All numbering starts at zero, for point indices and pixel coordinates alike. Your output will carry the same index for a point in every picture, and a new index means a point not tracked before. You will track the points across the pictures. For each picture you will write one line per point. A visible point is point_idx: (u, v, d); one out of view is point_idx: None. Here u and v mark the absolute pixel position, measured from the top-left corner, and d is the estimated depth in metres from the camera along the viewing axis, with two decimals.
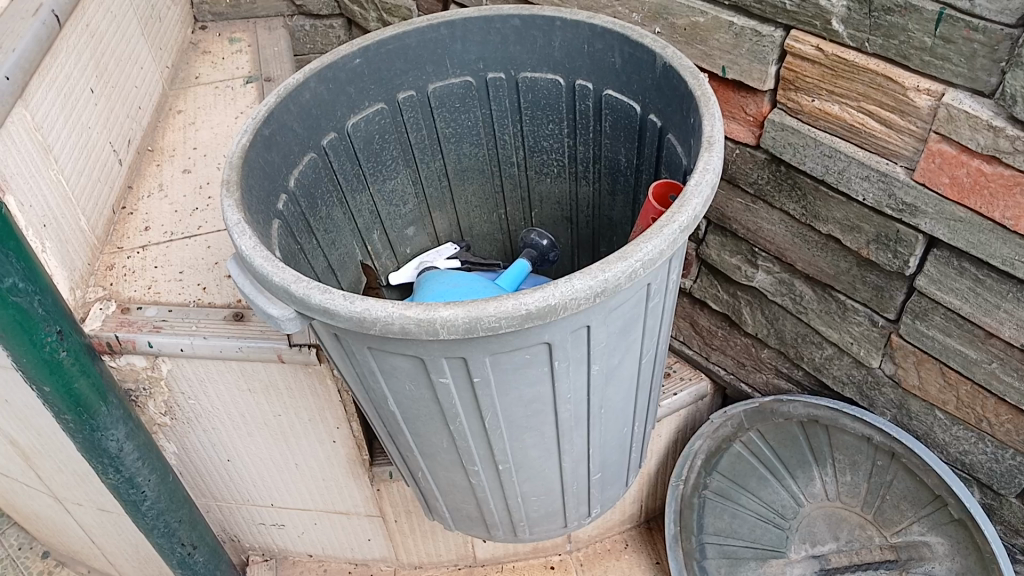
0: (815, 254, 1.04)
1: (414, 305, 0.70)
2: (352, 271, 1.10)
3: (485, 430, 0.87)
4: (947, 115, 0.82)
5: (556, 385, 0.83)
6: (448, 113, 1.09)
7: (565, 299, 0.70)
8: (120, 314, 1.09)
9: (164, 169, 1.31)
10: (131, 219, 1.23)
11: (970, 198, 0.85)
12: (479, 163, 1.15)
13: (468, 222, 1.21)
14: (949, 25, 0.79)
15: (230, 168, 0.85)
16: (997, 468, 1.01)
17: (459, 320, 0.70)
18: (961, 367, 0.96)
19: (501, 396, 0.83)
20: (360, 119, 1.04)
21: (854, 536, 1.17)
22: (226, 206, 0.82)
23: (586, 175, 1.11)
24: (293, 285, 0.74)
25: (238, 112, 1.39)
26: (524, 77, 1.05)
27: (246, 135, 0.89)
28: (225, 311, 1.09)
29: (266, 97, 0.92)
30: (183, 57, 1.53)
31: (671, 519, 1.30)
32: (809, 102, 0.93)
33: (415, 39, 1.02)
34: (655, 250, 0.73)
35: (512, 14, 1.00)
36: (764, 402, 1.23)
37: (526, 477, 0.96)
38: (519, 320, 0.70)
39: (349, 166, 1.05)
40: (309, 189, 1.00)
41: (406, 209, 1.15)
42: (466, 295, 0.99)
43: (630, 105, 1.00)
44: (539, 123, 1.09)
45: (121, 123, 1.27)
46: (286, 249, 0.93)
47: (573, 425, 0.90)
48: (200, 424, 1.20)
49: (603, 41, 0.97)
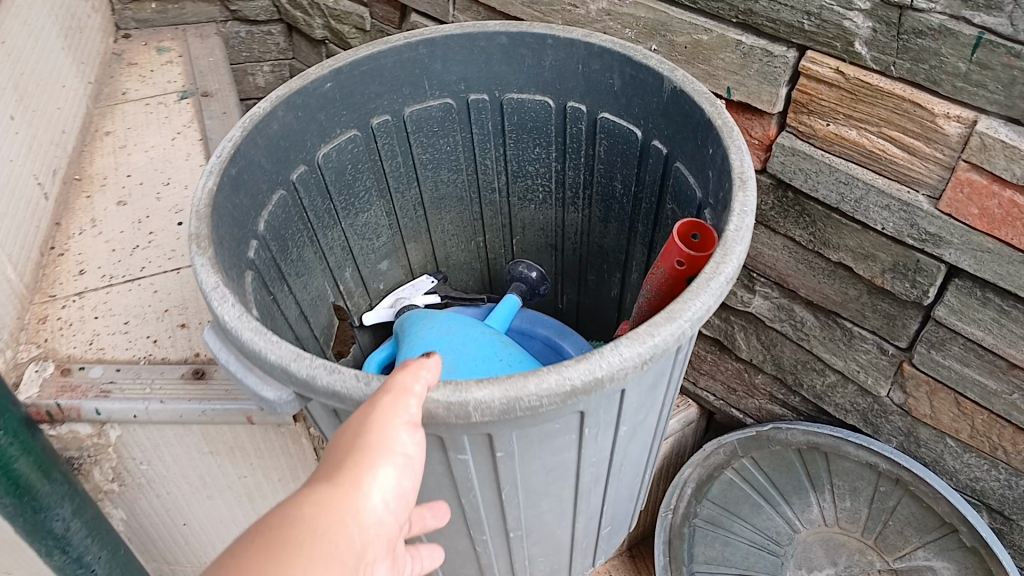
0: (821, 280, 0.99)
1: (442, 386, 0.61)
2: (324, 315, 1.00)
3: (501, 501, 0.79)
4: (980, 143, 0.78)
5: (583, 451, 0.76)
6: (425, 138, 1.00)
7: (612, 371, 0.62)
8: (59, 376, 0.96)
9: (96, 202, 1.17)
10: (62, 262, 1.09)
11: (1001, 229, 0.81)
12: (458, 190, 1.06)
13: (444, 253, 1.12)
14: (988, 51, 0.73)
15: (198, 219, 0.73)
16: (1010, 495, 0.99)
17: (496, 401, 0.60)
18: (980, 397, 0.93)
19: (524, 467, 0.75)
20: (332, 148, 0.93)
21: (853, 561, 1.11)
22: (199, 266, 0.70)
23: (576, 202, 1.04)
24: (292, 363, 0.63)
25: (175, 132, 1.27)
26: (510, 99, 0.97)
27: (211, 177, 0.77)
28: (183, 368, 0.97)
29: (232, 129, 0.81)
30: (107, 70, 1.38)
31: (659, 550, 1.20)
32: (823, 126, 0.88)
33: (391, 59, 0.92)
34: (703, 307, 0.66)
35: (498, 32, 0.91)
36: (760, 430, 1.19)
37: (536, 540, 0.88)
38: (563, 396, 0.61)
39: (320, 200, 0.95)
40: (279, 231, 0.89)
41: (379, 242, 1.05)
42: (462, 342, 0.90)
43: (629, 129, 0.93)
44: (525, 146, 1.01)
45: (45, 152, 1.13)
46: (262, 303, 0.82)
47: (593, 484, 0.83)
48: (153, 490, 1.08)
49: (601, 62, 0.90)
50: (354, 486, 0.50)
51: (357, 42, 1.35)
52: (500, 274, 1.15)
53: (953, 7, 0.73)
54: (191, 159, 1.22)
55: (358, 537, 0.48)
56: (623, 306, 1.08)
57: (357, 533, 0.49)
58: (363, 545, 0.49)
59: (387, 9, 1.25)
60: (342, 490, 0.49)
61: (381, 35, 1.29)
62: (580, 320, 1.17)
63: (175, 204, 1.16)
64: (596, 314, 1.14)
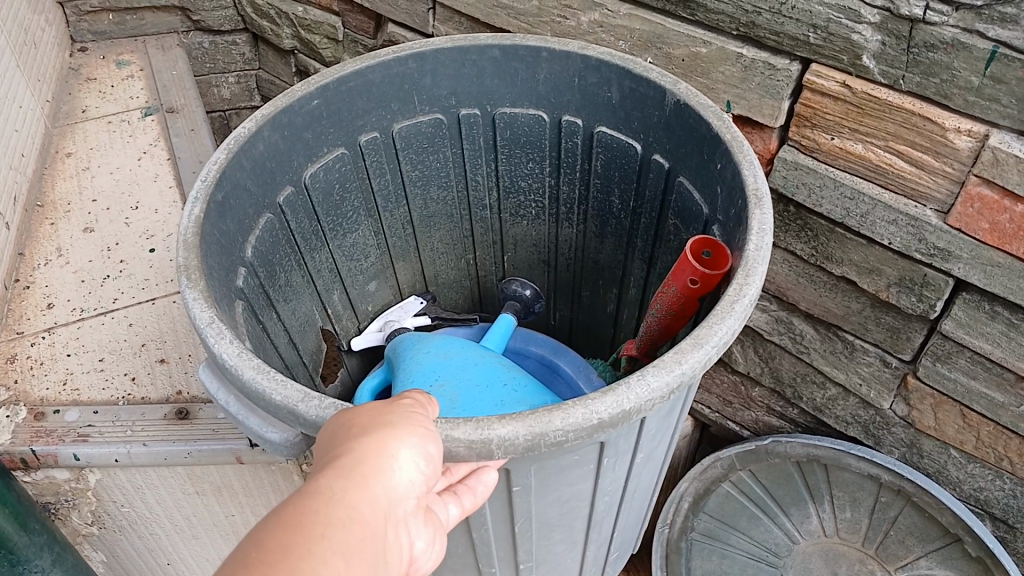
0: (822, 293, 0.97)
1: (462, 423, 0.56)
2: (313, 339, 0.95)
3: (513, 534, 0.76)
4: (992, 158, 0.76)
5: (600, 481, 0.73)
6: (415, 155, 0.97)
7: (640, 403, 0.58)
8: (32, 421, 0.90)
9: (61, 228, 1.11)
10: (28, 295, 1.03)
11: (1012, 243, 0.79)
12: (447, 208, 1.02)
13: (433, 271, 1.08)
14: (1002, 65, 0.71)
15: (186, 249, 0.68)
16: (1015, 503, 0.98)
17: (520, 437, 0.55)
18: (987, 409, 0.92)
19: (539, 500, 0.72)
20: (318, 168, 0.89)
21: (854, 572, 1.06)
22: (189, 300, 0.64)
23: (570, 217, 1.01)
24: (300, 403, 0.58)
25: (140, 151, 1.21)
26: (503, 113, 0.94)
27: (197, 203, 0.71)
28: (165, 408, 0.91)
29: (216, 151, 0.76)
30: (64, 86, 1.31)
31: (657, 565, 1.15)
32: (827, 140, 0.85)
33: (380, 75, 0.88)
34: (729, 331, 0.63)
35: (492, 45, 0.88)
36: (759, 443, 1.18)
37: (546, 569, 0.86)
38: (591, 430, 0.57)
39: (307, 223, 0.90)
40: (267, 257, 0.84)
41: (367, 263, 1.01)
42: (463, 365, 0.86)
43: (628, 143, 0.90)
44: (517, 161, 0.98)
45: (4, 178, 1.07)
46: (253, 334, 0.78)
47: (604, 513, 0.81)
48: (135, 531, 1.03)
49: (598, 75, 0.87)
50: (381, 457, 0.50)
51: (329, 53, 1.30)
52: (491, 291, 1.12)
53: (965, 20, 0.72)
54: (159, 181, 1.17)
55: (381, 502, 0.49)
56: (619, 322, 1.05)
57: (381, 502, 0.49)
58: (388, 512, 0.50)
59: (361, 19, 1.20)
60: (365, 458, 0.50)
61: (355, 44, 1.25)
62: (573, 336, 1.15)
63: (145, 230, 1.10)
64: (590, 329, 1.12)
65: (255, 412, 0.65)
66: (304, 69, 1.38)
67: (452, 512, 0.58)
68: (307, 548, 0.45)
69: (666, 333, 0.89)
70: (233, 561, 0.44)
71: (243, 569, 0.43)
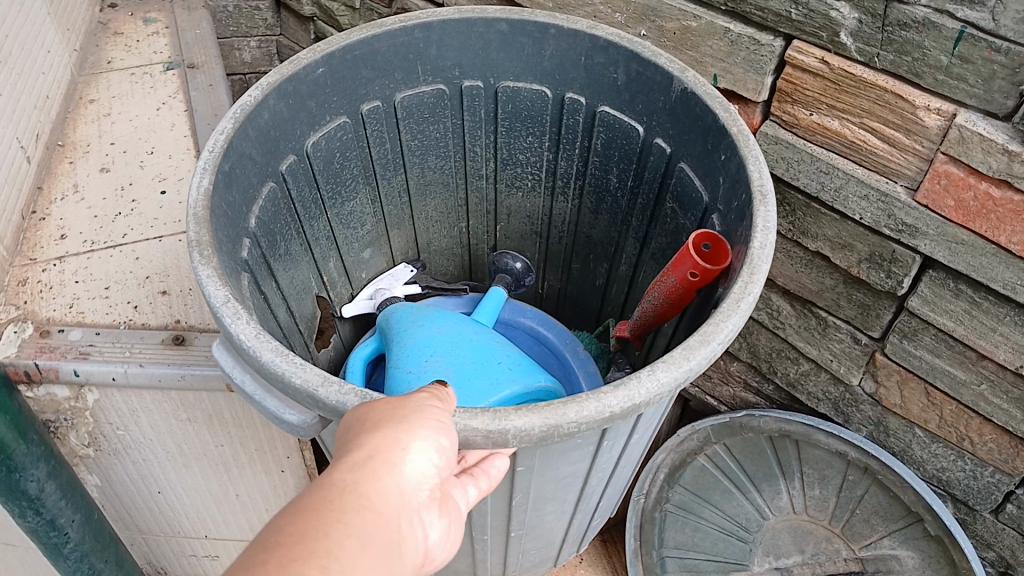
0: (798, 270, 1.01)
1: (481, 412, 0.59)
2: (309, 305, 0.97)
3: (509, 506, 0.81)
4: (958, 136, 0.79)
5: (595, 461, 0.78)
6: (415, 124, 1.01)
7: (649, 395, 0.62)
8: (38, 338, 0.96)
9: (79, 167, 1.17)
10: (43, 226, 1.09)
11: (975, 221, 0.83)
12: (444, 177, 1.07)
13: (426, 239, 1.12)
14: (969, 45, 0.75)
15: (197, 223, 0.69)
16: (975, 485, 1.02)
17: (535, 429, 0.59)
18: (950, 387, 0.95)
19: (538, 477, 0.76)
20: (320, 137, 0.92)
21: (820, 549, 1.09)
22: (204, 277, 0.66)
23: (565, 192, 1.06)
24: (320, 389, 0.60)
25: (160, 102, 1.27)
26: (506, 86, 0.98)
27: (206, 174, 0.73)
28: (162, 334, 0.97)
29: (223, 120, 0.78)
30: (92, 39, 1.38)
31: (630, 533, 1.17)
32: (806, 116, 0.89)
33: (385, 44, 0.92)
34: (734, 329, 0.67)
35: (499, 18, 0.92)
36: (734, 417, 1.21)
37: (534, 536, 0.91)
38: (601, 421, 0.61)
39: (308, 191, 0.93)
40: (268, 227, 0.86)
41: (363, 230, 1.04)
42: (458, 343, 0.89)
43: (631, 125, 0.94)
44: (517, 135, 1.02)
45: (28, 115, 1.12)
46: (257, 305, 0.78)
47: (594, 488, 0.86)
48: (129, 455, 1.08)
49: (605, 55, 0.91)
50: (391, 449, 0.54)
51: (346, 20, 1.36)
52: (481, 260, 1.17)
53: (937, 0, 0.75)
54: (175, 130, 1.22)
55: (393, 492, 0.53)
56: (608, 297, 1.10)
57: (391, 492, 0.53)
58: (400, 503, 0.53)
59: None
60: (377, 450, 0.53)
61: (370, 13, 1.30)
62: (562, 308, 1.19)
63: (158, 173, 1.16)
64: (578, 303, 1.16)
65: (274, 392, 0.69)
66: (323, 36, 1.44)
67: (472, 494, 0.62)
68: (325, 528, 0.49)
69: (661, 319, 0.93)
70: (255, 544, 0.48)
71: (264, 549, 0.47)
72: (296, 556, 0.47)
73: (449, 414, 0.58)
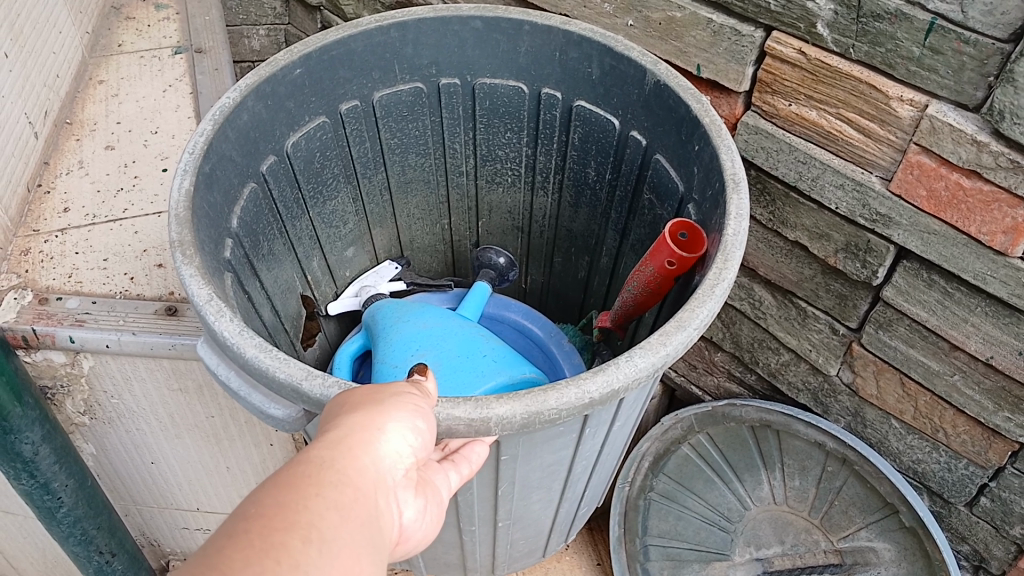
0: (779, 259, 1.04)
1: (463, 402, 0.59)
2: (293, 304, 0.99)
3: (496, 495, 0.81)
4: (930, 126, 0.81)
5: (579, 448, 0.77)
6: (394, 123, 1.02)
7: (629, 380, 0.62)
8: (37, 304, 0.99)
9: (85, 144, 1.20)
10: (47, 200, 1.12)
11: (946, 211, 0.84)
12: (424, 175, 1.09)
13: (409, 236, 1.14)
14: (939, 36, 0.76)
15: (180, 225, 0.70)
16: (949, 477, 1.04)
17: (516, 417, 0.59)
18: (923, 378, 0.98)
19: (523, 467, 0.75)
20: (300, 137, 0.94)
21: (799, 540, 1.10)
22: (187, 276, 0.66)
23: (545, 186, 1.08)
24: (303, 382, 0.60)
25: (166, 84, 1.31)
26: (483, 83, 1.00)
27: (187, 175, 0.74)
28: (156, 304, 1.00)
29: (203, 123, 0.79)
30: (104, 23, 1.43)
31: (614, 521, 1.16)
32: (785, 106, 0.91)
33: (362, 44, 0.93)
34: (709, 314, 0.67)
35: (473, 16, 0.94)
36: (716, 407, 1.22)
37: (522, 526, 0.91)
38: (582, 408, 0.61)
39: (289, 191, 0.95)
40: (251, 227, 0.87)
41: (346, 229, 1.06)
42: (440, 335, 0.85)
43: (606, 119, 0.97)
44: (495, 131, 1.05)
45: (37, 92, 1.16)
46: (239, 304, 0.80)
47: (579, 475, 0.85)
48: (123, 424, 1.11)
49: (579, 50, 0.93)
50: (367, 430, 0.53)
51: (349, 9, 1.39)
52: (463, 256, 1.18)
53: None
54: (179, 111, 1.26)
55: (370, 470, 0.52)
56: (590, 288, 1.12)
57: (368, 469, 0.52)
58: (377, 482, 0.52)
59: None
60: (353, 430, 0.53)
61: (372, 3, 1.34)
62: (545, 301, 1.22)
63: (160, 152, 1.19)
64: (561, 295, 1.18)
65: (259, 389, 0.68)
66: (328, 25, 1.49)
67: (453, 480, 0.63)
68: (305, 501, 0.48)
69: (642, 309, 0.94)
70: (233, 517, 0.46)
71: (242, 521, 0.45)
72: (277, 528, 0.45)
73: (423, 401, 0.58)
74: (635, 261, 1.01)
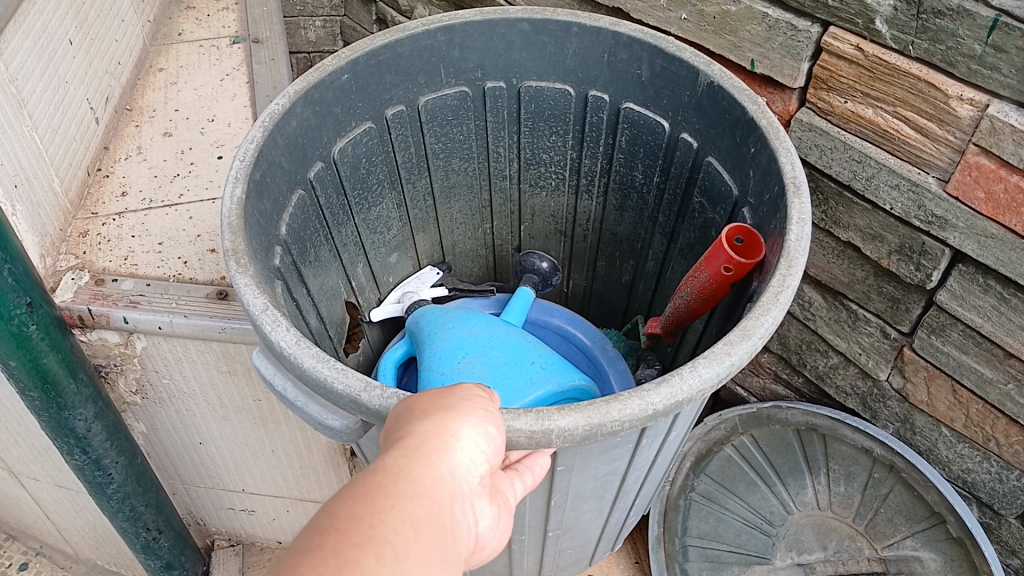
0: (830, 260, 1.03)
1: (523, 414, 0.58)
2: (338, 310, 1.00)
3: (548, 506, 0.79)
4: (990, 127, 0.79)
5: (633, 459, 0.75)
6: (439, 127, 1.03)
7: (692, 393, 0.61)
8: (93, 285, 1.01)
9: (144, 130, 1.23)
10: (106, 183, 1.15)
11: (1005, 215, 0.82)
12: (468, 178, 1.09)
13: (451, 241, 1.14)
14: (1003, 34, 0.74)
15: (233, 233, 0.71)
16: (1000, 488, 1.03)
17: (579, 429, 0.58)
18: (976, 385, 0.96)
19: (577, 477, 0.74)
20: (347, 143, 0.95)
21: (843, 547, 1.07)
22: (243, 288, 0.67)
23: (589, 189, 1.08)
24: (362, 393, 0.61)
25: (223, 73, 1.33)
26: (528, 87, 1.00)
27: (238, 183, 0.75)
28: (208, 288, 1.01)
29: (253, 129, 0.80)
30: (166, 12, 1.47)
31: (653, 520, 1.15)
32: (841, 103, 0.90)
33: (409, 48, 0.94)
34: (774, 321, 0.66)
35: (521, 18, 0.94)
36: (761, 408, 1.20)
37: (570, 535, 0.90)
38: (645, 420, 0.60)
39: (335, 197, 0.96)
40: (299, 234, 0.89)
41: (389, 235, 1.07)
42: (490, 341, 0.84)
43: (655, 121, 0.96)
44: (540, 134, 1.04)
45: (99, 79, 1.19)
46: (289, 311, 0.81)
47: (630, 486, 0.84)
48: (172, 404, 1.14)
49: (628, 52, 0.93)
50: (441, 437, 0.53)
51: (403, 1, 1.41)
52: (505, 260, 1.19)
53: None
54: (236, 100, 1.28)
55: (446, 479, 0.52)
56: (634, 292, 1.12)
57: (445, 478, 0.52)
58: (453, 490, 0.53)
59: None
60: (428, 438, 0.53)
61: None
62: (588, 304, 1.21)
63: (216, 140, 1.21)
64: (605, 299, 1.18)
65: (316, 399, 0.69)
66: (383, 17, 1.51)
67: (518, 489, 0.62)
68: (379, 515, 0.49)
69: (694, 315, 0.93)
70: (310, 529, 0.48)
71: (318, 535, 0.47)
72: (351, 544, 0.46)
73: (496, 405, 0.58)
74: (684, 266, 1.00)
